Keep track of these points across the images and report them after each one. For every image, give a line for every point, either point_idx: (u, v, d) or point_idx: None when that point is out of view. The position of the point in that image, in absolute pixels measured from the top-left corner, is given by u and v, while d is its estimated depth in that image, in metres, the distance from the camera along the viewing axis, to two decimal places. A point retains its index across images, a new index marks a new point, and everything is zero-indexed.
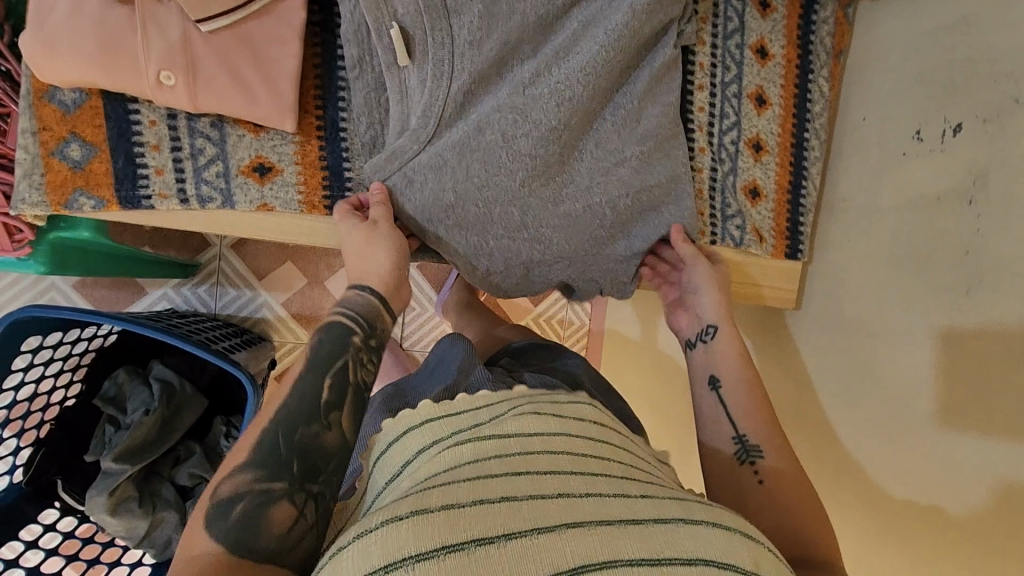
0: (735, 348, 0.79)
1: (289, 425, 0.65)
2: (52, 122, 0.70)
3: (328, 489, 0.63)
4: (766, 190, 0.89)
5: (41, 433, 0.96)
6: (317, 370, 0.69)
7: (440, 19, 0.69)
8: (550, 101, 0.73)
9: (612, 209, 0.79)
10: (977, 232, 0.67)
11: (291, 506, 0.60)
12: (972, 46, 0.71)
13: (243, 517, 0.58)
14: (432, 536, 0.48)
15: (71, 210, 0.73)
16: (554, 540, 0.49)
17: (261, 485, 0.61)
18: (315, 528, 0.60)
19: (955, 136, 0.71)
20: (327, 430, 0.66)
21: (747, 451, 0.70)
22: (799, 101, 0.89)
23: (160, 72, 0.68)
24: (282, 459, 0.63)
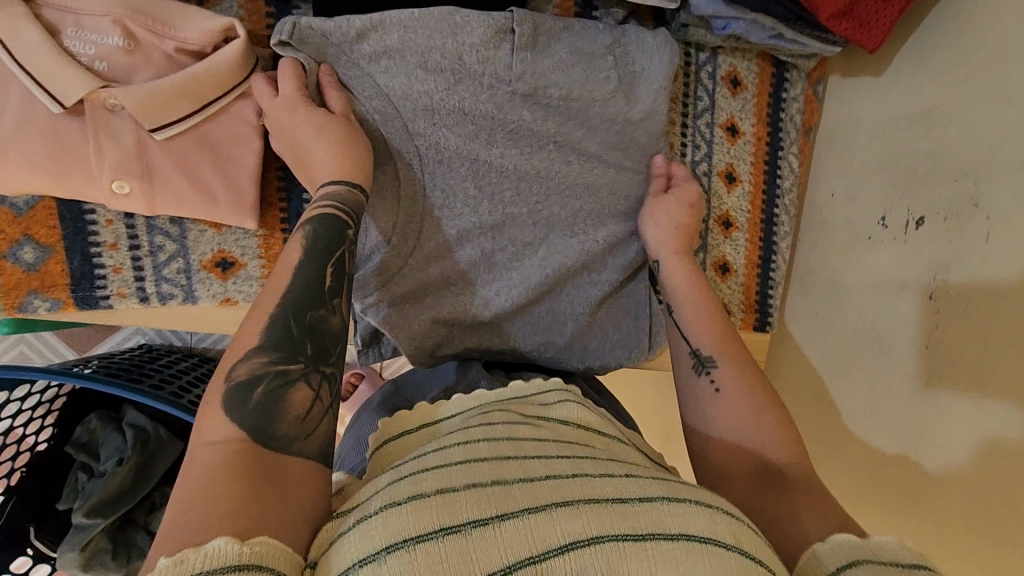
0: (683, 270, 0.78)
1: (297, 307, 0.55)
2: (4, 224, 0.67)
3: (339, 374, 0.56)
4: (736, 265, 0.94)
5: (13, 480, 1.10)
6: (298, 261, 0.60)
7: (406, 145, 0.71)
8: (521, 216, 0.77)
9: (574, 322, 0.81)
10: (937, 327, 0.74)
11: (308, 388, 0.52)
12: (937, 140, 0.77)
13: (265, 400, 0.49)
14: (426, 521, 0.40)
15: (25, 311, 0.71)
16: (547, 519, 0.41)
17: (277, 366, 0.51)
18: (331, 412, 0.53)
19: (918, 228, 0.78)
20: (332, 315, 0.57)
21: (701, 364, 0.70)
22: (770, 175, 0.93)
23: (113, 180, 0.63)
24: (294, 342, 0.53)
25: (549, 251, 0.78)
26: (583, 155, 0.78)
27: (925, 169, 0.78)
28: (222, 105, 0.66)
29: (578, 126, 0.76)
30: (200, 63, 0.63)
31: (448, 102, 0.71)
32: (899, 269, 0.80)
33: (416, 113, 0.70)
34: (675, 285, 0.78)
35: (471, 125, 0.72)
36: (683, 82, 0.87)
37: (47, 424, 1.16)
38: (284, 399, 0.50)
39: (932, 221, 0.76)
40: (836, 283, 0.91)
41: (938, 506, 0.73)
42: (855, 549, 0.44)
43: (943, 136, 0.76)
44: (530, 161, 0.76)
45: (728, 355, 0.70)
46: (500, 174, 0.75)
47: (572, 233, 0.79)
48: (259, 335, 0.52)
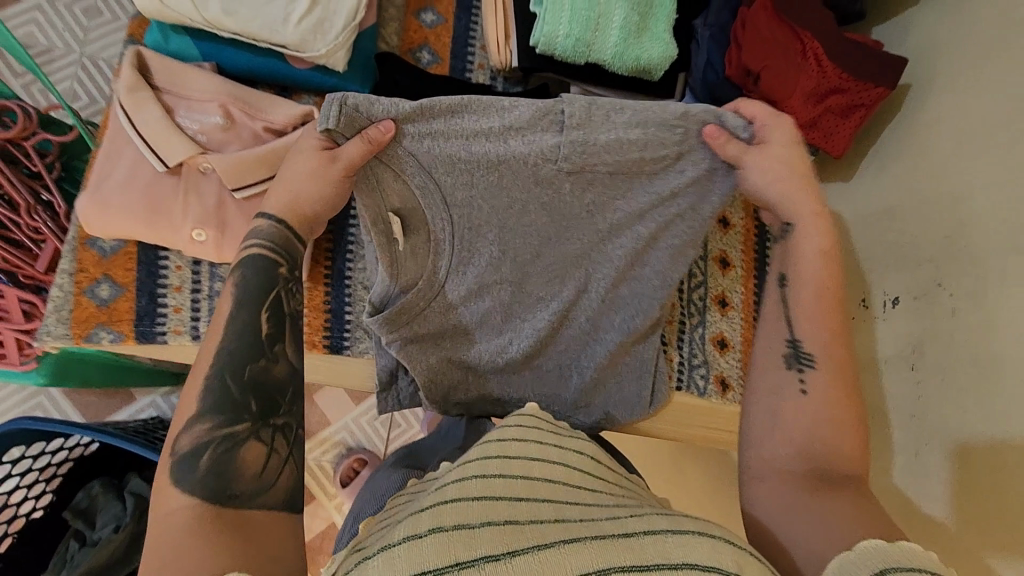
0: (819, 244, 0.76)
1: (237, 365, 0.62)
2: (89, 265, 0.78)
3: (290, 422, 0.63)
4: (733, 341, 1.01)
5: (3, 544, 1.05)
6: (252, 303, 0.67)
7: (442, 213, 0.76)
8: (552, 268, 0.82)
9: (579, 375, 0.88)
10: (919, 398, 0.81)
11: (260, 443, 0.59)
12: (898, 233, 0.88)
13: (213, 466, 0.55)
14: (445, 555, 0.42)
15: (90, 342, 0.78)
16: (557, 554, 0.42)
17: (221, 430, 0.58)
18: (289, 460, 0.60)
19: (893, 307, 0.86)
20: (276, 362, 0.65)
21: (798, 357, 0.73)
22: (760, 263, 1.03)
23: (193, 229, 0.74)
24: (238, 405, 0.60)
25: (569, 311, 0.84)
26: (615, 226, 0.81)
27: (891, 256, 0.89)
28: None
29: (617, 198, 0.79)
30: (281, 139, 0.77)
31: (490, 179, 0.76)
32: (877, 347, 0.88)
33: (453, 181, 0.75)
34: (807, 265, 0.76)
35: (504, 197, 0.77)
36: None
37: (47, 490, 1.13)
38: (235, 462, 0.56)
39: (905, 301, 0.85)
40: None
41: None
42: (885, 555, 0.48)
43: (904, 228, 0.88)
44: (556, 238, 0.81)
45: (830, 357, 0.72)
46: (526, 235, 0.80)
47: (594, 297, 0.84)
48: (201, 401, 0.59)
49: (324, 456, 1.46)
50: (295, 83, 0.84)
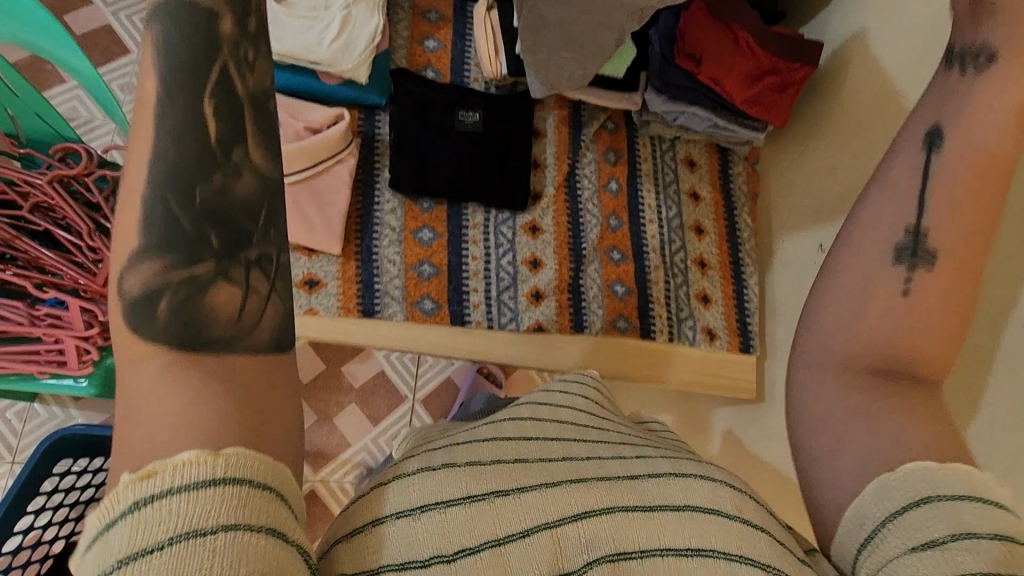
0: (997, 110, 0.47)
1: (178, 171, 0.40)
2: None
3: (272, 247, 0.45)
4: (715, 297, 1.14)
5: None
6: (190, 87, 0.42)
7: None
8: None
9: None
10: None
11: (231, 283, 0.42)
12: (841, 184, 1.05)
13: (175, 315, 0.39)
14: (456, 487, 0.43)
15: None
16: (563, 492, 0.44)
17: (176, 272, 0.40)
18: (273, 299, 0.44)
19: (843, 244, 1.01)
20: (237, 177, 0.43)
21: (919, 246, 0.47)
22: (731, 229, 1.19)
23: None
24: (191, 235, 0.40)
25: None
26: None
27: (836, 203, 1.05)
28: (326, 166, 0.96)
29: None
30: (316, 135, 0.94)
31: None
32: None
33: None
34: (961, 117, 0.48)
35: None
36: (653, 163, 1.17)
37: None
38: (204, 309, 0.40)
39: None
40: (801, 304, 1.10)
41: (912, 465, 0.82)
42: (938, 477, 0.40)
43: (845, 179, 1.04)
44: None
45: (956, 260, 0.48)
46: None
47: None
48: (139, 229, 0.39)
49: (344, 478, 1.51)
50: (326, 99, 1.03)
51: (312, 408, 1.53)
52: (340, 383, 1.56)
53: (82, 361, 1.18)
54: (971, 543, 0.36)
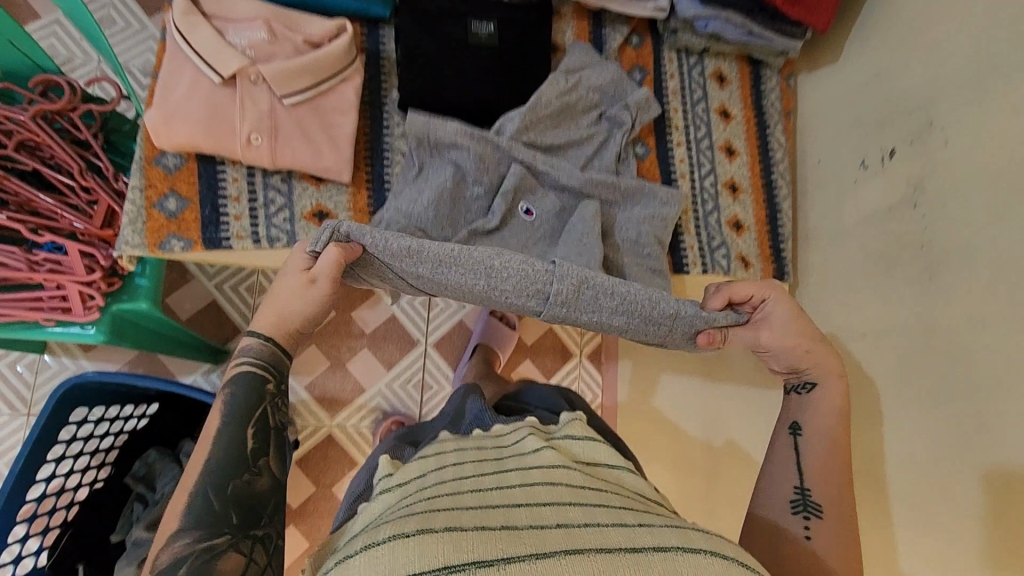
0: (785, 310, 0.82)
1: (220, 479, 0.65)
2: (157, 181, 0.85)
3: (271, 531, 0.65)
4: (747, 223, 1.08)
5: (70, 510, 1.20)
6: (226, 444, 0.68)
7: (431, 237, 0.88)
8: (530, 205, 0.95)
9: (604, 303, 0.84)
10: (924, 228, 0.87)
11: (240, 553, 0.61)
12: (889, 92, 0.96)
13: (193, 572, 0.59)
14: (435, 556, 0.52)
15: (163, 251, 0.85)
16: (553, 563, 0.51)
17: (202, 544, 0.61)
18: (267, 568, 0.63)
19: (892, 158, 0.94)
20: (258, 477, 0.68)
21: (806, 504, 0.73)
22: (763, 149, 1.11)
23: (250, 133, 0.82)
24: (218, 515, 0.63)
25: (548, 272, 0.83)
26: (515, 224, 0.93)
27: (886, 115, 0.96)
28: (330, 85, 0.87)
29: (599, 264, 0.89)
30: (319, 50, 0.86)
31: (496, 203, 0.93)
32: (883, 197, 0.95)
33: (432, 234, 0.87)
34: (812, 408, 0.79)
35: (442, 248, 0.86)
36: (679, 79, 1.09)
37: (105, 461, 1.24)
38: (213, 568, 0.59)
39: (902, 149, 0.92)
40: (837, 227, 1.05)
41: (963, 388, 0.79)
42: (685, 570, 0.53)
43: (895, 89, 0.95)
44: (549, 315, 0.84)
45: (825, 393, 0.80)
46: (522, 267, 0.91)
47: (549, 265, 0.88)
48: (182, 516, 0.62)
49: (361, 422, 1.50)
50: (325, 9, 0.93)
51: (325, 354, 1.49)
52: (351, 329, 1.52)
53: (88, 307, 1.13)
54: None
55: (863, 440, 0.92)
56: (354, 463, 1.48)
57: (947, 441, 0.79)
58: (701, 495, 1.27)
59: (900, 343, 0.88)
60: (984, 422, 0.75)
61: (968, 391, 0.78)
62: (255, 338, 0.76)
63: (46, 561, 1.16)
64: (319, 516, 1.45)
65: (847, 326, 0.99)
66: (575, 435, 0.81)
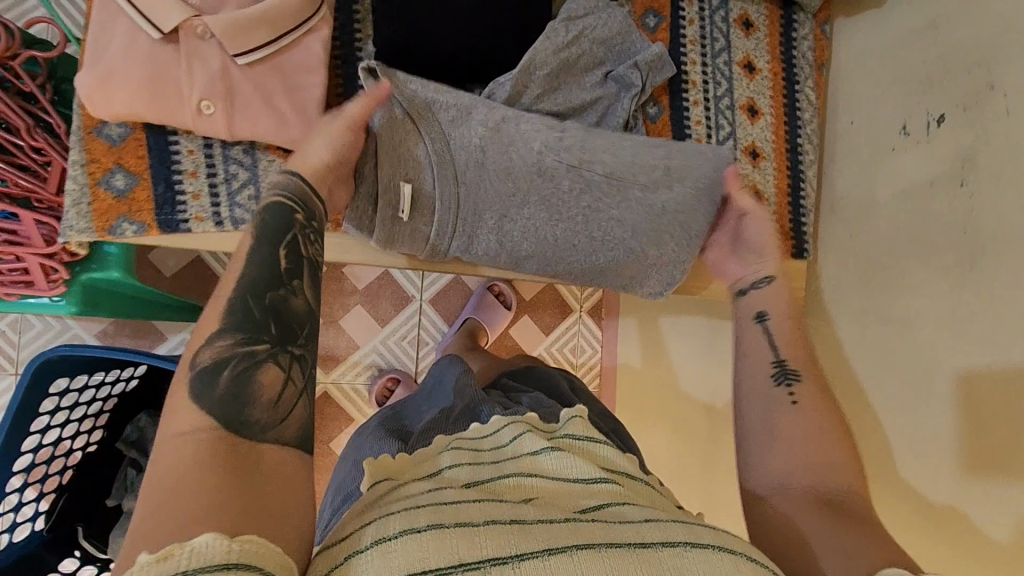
0: (787, 297, 0.77)
1: (258, 288, 0.60)
2: (100, 154, 0.75)
3: (307, 356, 0.61)
4: (767, 193, 0.98)
5: (64, 479, 1.13)
6: (271, 242, 0.64)
7: (450, 187, 0.83)
8: (536, 153, 0.84)
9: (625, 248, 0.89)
10: (972, 210, 0.77)
11: (277, 369, 0.57)
12: (944, 44, 0.82)
13: (232, 388, 0.54)
14: (446, 554, 0.45)
15: (114, 235, 0.76)
16: (567, 562, 0.45)
17: (243, 348, 0.56)
18: (304, 394, 0.58)
19: (939, 126, 0.82)
20: (294, 296, 0.62)
21: (784, 373, 0.68)
22: (790, 108, 0.99)
23: (201, 100, 0.71)
24: (257, 324, 0.58)
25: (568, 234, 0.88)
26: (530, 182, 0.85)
27: (938, 72, 0.83)
28: (292, 38, 0.74)
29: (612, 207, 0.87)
30: None
31: (495, 155, 0.84)
32: (924, 168, 0.84)
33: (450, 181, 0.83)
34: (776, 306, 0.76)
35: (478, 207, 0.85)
36: (699, 26, 0.95)
37: (97, 426, 1.17)
38: (252, 385, 0.55)
39: (953, 115, 0.80)
40: (867, 200, 0.94)
41: (995, 395, 0.72)
42: None
43: (951, 40, 0.81)
44: (559, 262, 0.91)
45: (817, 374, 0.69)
46: (537, 215, 0.86)
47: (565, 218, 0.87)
48: (222, 320, 0.57)
49: (356, 380, 1.46)
50: None
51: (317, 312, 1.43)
52: (343, 286, 1.44)
53: (51, 279, 1.04)
54: None
55: (880, 433, 0.86)
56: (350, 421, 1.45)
57: (973, 440, 0.74)
58: (701, 461, 1.24)
59: (927, 331, 0.82)
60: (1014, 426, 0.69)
61: (1003, 397, 0.71)
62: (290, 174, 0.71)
63: (44, 525, 1.08)
64: (317, 472, 1.44)
65: (867, 309, 0.92)
66: (575, 434, 0.65)
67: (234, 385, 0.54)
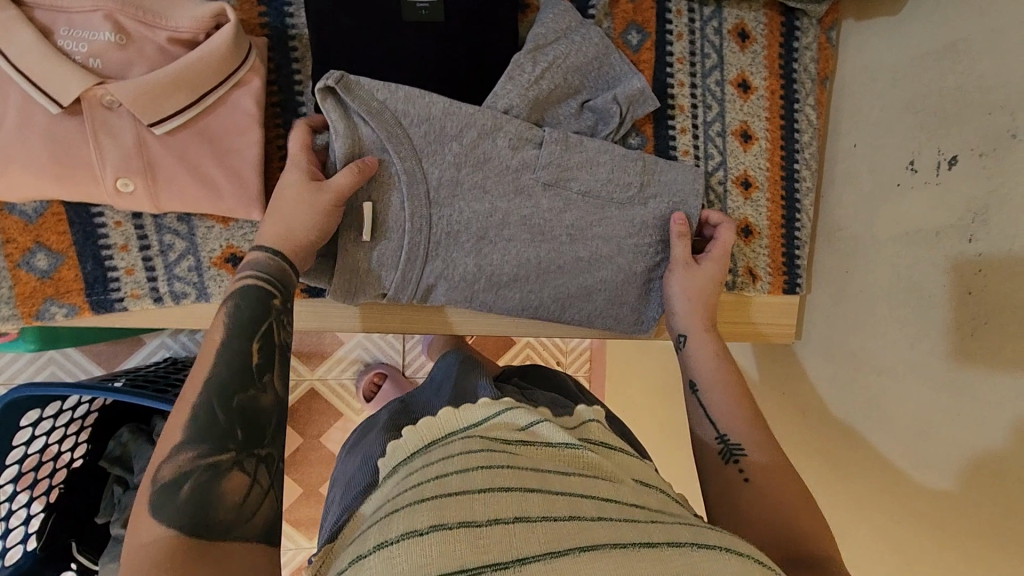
0: (712, 348, 0.77)
1: (225, 389, 0.54)
2: (16, 233, 0.68)
3: (277, 453, 0.54)
4: (759, 227, 0.91)
5: (52, 497, 1.04)
6: (241, 333, 0.58)
7: (423, 209, 0.72)
8: (513, 166, 0.74)
9: (607, 283, 0.80)
10: (977, 269, 0.70)
11: (244, 474, 0.51)
12: (962, 74, 0.72)
13: (194, 497, 0.48)
14: (448, 560, 0.42)
15: (43, 320, 0.70)
16: (569, 565, 0.43)
17: (205, 460, 0.50)
18: (273, 492, 0.52)
19: (951, 168, 0.73)
20: (263, 393, 0.56)
21: (730, 451, 0.66)
22: (787, 131, 0.89)
23: (117, 178, 0.63)
24: (221, 431, 0.52)
25: (551, 262, 0.78)
26: (516, 197, 0.75)
27: (953, 106, 0.73)
28: (216, 97, 0.65)
29: (593, 223, 0.78)
30: (191, 53, 0.63)
31: (470, 172, 0.73)
32: (931, 214, 0.76)
33: (426, 202, 0.72)
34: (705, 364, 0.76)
35: (456, 229, 0.74)
36: (688, 41, 0.85)
37: (81, 441, 1.08)
38: (215, 493, 0.48)
39: (967, 159, 0.72)
40: (866, 238, 0.86)
41: (980, 477, 0.68)
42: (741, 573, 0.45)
43: (970, 71, 0.71)
44: (541, 294, 0.79)
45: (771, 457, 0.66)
46: (518, 240, 0.76)
47: (547, 246, 0.77)
48: (183, 427, 0.51)
49: (342, 374, 1.42)
50: None
51: None
52: None
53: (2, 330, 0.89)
54: None
55: (864, 480, 0.83)
56: (341, 415, 1.43)
57: (960, 512, 0.70)
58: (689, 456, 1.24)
59: (916, 390, 0.77)
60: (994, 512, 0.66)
61: (990, 481, 0.67)
62: (263, 251, 0.64)
63: (36, 546, 1.00)
64: (309, 466, 1.44)
65: (857, 354, 0.87)
66: (591, 438, 0.64)
67: (194, 497, 0.48)
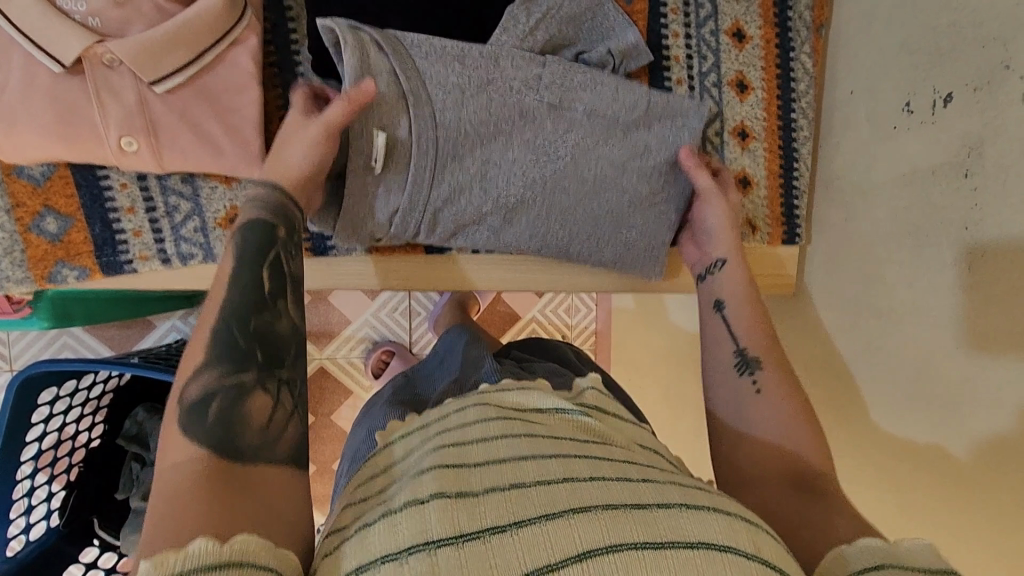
0: (746, 278, 0.78)
1: (242, 314, 0.55)
2: (25, 197, 0.69)
3: (296, 376, 0.56)
4: (757, 177, 0.92)
5: (71, 475, 1.07)
6: (254, 261, 0.59)
7: (430, 132, 0.73)
8: (517, 88, 0.76)
9: (616, 213, 0.83)
10: (973, 207, 0.70)
11: (267, 395, 0.53)
12: (955, 11, 0.72)
13: (223, 416, 0.49)
14: (448, 523, 0.43)
15: (55, 282, 0.72)
16: (563, 525, 0.43)
17: (230, 379, 0.51)
18: (296, 415, 0.54)
19: (946, 106, 0.73)
20: (279, 317, 0.58)
21: (746, 363, 0.68)
22: (783, 80, 0.90)
23: (121, 138, 0.64)
24: (242, 351, 0.53)
25: (556, 188, 0.80)
26: (521, 122, 0.77)
27: (946, 43, 0.73)
28: (215, 54, 0.66)
29: (598, 149, 0.79)
30: (188, 10, 0.63)
31: (475, 96, 0.74)
32: (928, 153, 0.76)
33: (433, 129, 0.73)
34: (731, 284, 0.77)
35: (462, 156, 0.76)
36: None
37: (98, 421, 1.10)
38: (242, 414, 0.50)
39: (961, 96, 0.72)
40: (865, 185, 0.86)
41: (982, 409, 0.69)
42: (731, 529, 0.46)
43: (963, 6, 0.71)
44: (550, 224, 0.82)
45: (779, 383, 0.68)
46: (524, 163, 0.78)
47: (553, 172, 0.79)
48: (204, 352, 0.52)
49: (352, 351, 1.44)
50: None
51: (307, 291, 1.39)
52: None
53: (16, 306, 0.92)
54: (730, 556, 0.43)
55: (870, 425, 0.84)
56: (352, 391, 1.45)
57: (967, 445, 0.71)
58: (698, 421, 1.25)
59: (917, 330, 0.78)
60: (1004, 437, 0.67)
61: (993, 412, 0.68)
62: (270, 176, 0.65)
63: (59, 522, 1.03)
64: (323, 442, 1.46)
65: (860, 303, 0.87)
66: (586, 405, 0.66)
67: (222, 418, 0.49)
